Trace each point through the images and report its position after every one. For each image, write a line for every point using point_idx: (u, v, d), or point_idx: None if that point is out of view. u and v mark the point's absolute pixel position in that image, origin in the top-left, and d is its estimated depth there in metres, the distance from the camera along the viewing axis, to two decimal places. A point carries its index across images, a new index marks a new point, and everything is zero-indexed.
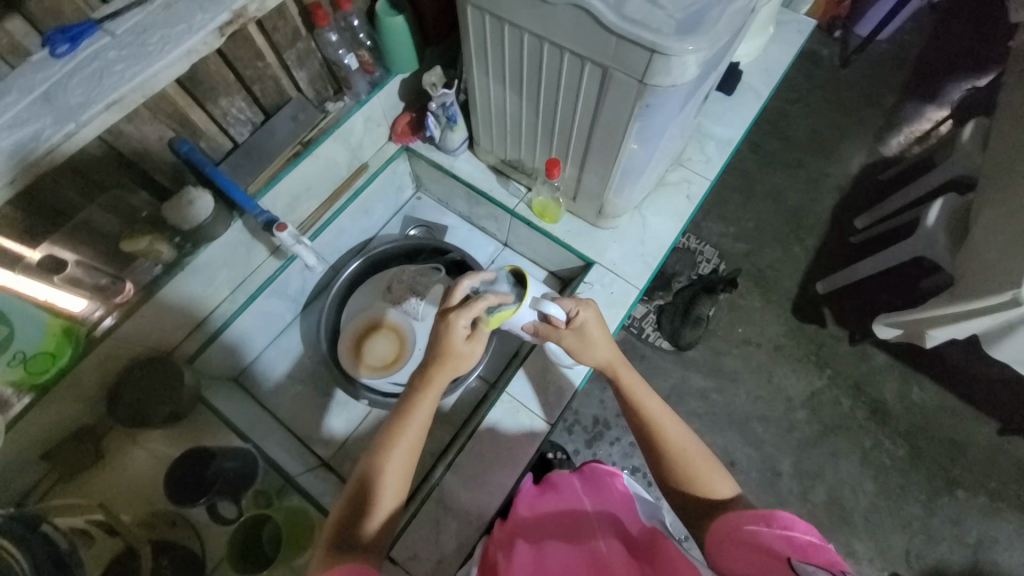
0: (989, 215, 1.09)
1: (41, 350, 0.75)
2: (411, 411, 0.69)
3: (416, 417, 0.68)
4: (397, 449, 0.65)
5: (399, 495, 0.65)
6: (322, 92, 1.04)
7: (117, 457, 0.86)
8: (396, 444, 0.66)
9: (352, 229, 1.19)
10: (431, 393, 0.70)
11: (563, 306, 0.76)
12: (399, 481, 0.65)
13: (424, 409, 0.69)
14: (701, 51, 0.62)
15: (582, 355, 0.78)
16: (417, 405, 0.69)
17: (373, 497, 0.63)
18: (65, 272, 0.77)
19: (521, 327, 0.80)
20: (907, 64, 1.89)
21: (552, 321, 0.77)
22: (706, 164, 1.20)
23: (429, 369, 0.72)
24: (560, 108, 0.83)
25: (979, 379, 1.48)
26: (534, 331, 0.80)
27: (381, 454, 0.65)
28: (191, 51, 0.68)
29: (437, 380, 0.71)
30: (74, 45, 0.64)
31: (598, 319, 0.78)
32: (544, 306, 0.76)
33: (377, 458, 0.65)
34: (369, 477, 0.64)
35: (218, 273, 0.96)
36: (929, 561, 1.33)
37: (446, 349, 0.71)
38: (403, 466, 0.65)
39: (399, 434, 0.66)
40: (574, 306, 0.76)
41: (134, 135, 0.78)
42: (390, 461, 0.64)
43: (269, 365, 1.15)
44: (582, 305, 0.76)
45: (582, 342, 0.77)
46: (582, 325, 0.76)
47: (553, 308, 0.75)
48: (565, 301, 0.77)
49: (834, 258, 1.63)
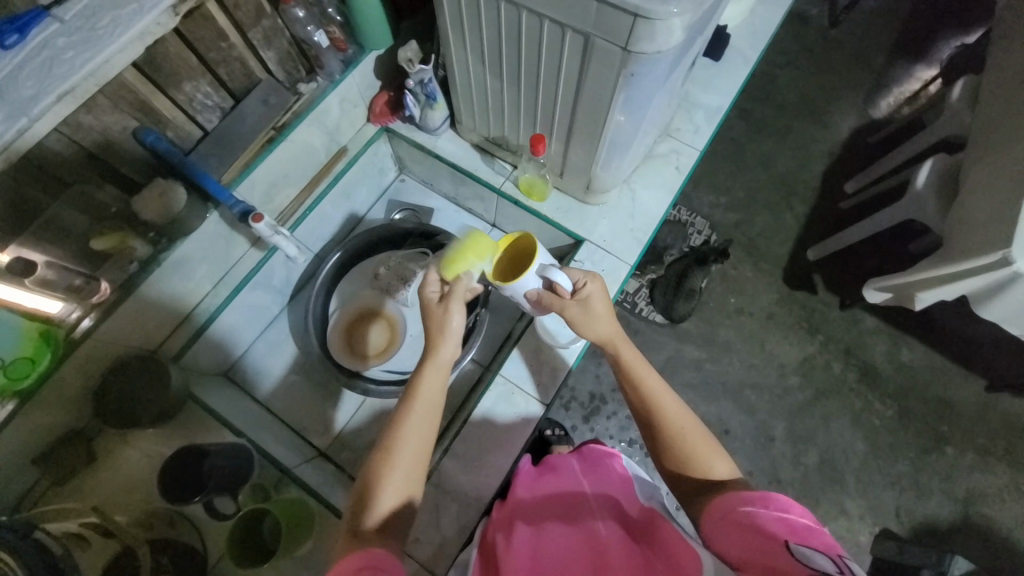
0: (979, 174, 1.08)
1: (20, 355, 0.73)
2: (417, 394, 0.66)
3: (422, 399, 0.66)
4: (407, 434, 0.63)
5: (412, 483, 0.63)
6: (293, 73, 0.99)
7: (107, 460, 0.85)
8: (407, 422, 0.64)
9: (334, 215, 1.16)
10: (436, 374, 0.69)
11: (570, 277, 0.75)
12: (414, 459, 0.63)
13: (432, 390, 0.67)
14: (687, 13, 0.58)
15: (583, 328, 0.76)
16: (424, 387, 0.67)
17: (383, 488, 0.60)
18: (37, 273, 0.73)
19: (523, 294, 0.76)
20: (897, 21, 1.85)
21: (556, 289, 0.74)
22: (694, 133, 1.18)
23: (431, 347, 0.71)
24: (541, 81, 0.80)
25: (967, 338, 1.50)
26: (536, 300, 0.76)
27: (391, 442, 0.63)
28: (144, 34, 0.64)
29: (440, 359, 0.70)
30: (24, 35, 0.59)
31: (604, 294, 0.76)
32: (550, 274, 0.73)
33: (387, 445, 0.63)
34: (379, 466, 0.62)
35: (197, 267, 0.93)
36: (918, 515, 1.38)
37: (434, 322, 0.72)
38: (415, 452, 0.63)
39: (407, 419, 0.64)
40: (582, 278, 0.76)
41: (95, 126, 0.75)
42: (404, 440, 0.63)
43: (258, 358, 1.13)
44: (591, 277, 0.76)
45: (587, 314, 0.75)
46: (586, 297, 0.75)
47: (559, 275, 0.72)
48: (574, 272, 0.76)
49: (824, 224, 1.63)
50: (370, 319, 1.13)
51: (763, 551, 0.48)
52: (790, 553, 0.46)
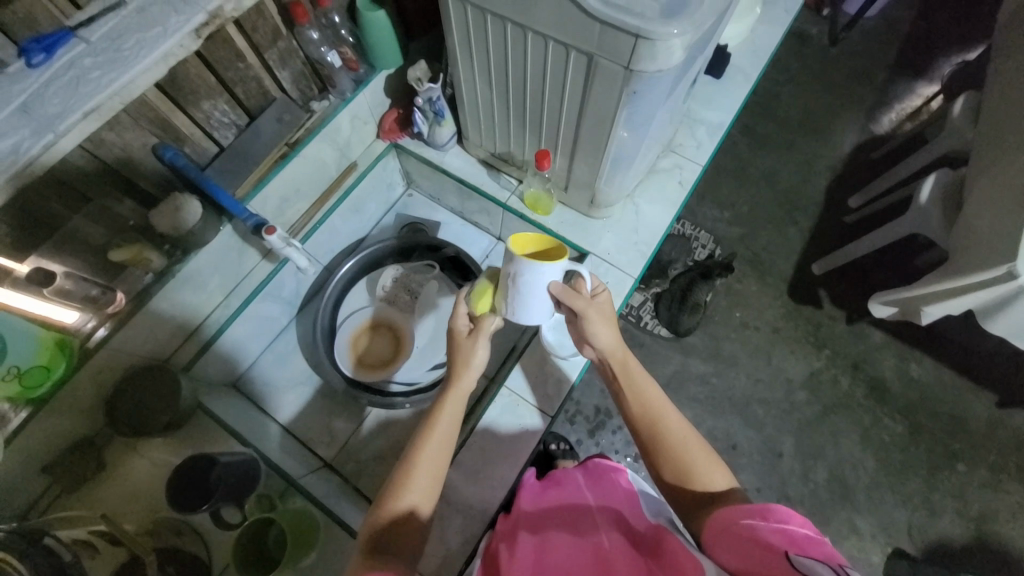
0: (982, 189, 1.09)
1: (36, 363, 0.74)
2: (441, 411, 0.69)
3: (445, 415, 0.68)
4: (428, 446, 0.64)
5: (432, 498, 0.63)
6: (307, 92, 1.03)
7: (118, 468, 0.86)
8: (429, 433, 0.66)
9: (344, 229, 1.18)
10: (460, 394, 0.71)
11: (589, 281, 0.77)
12: (433, 465, 0.63)
13: (454, 409, 0.69)
14: (686, 33, 0.61)
15: (592, 329, 0.73)
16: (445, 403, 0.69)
17: (403, 499, 0.61)
18: (55, 284, 0.76)
19: (547, 285, 0.70)
20: (897, 39, 1.88)
21: (578, 285, 0.75)
22: (697, 148, 1.19)
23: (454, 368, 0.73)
24: (546, 99, 0.83)
25: (976, 353, 1.49)
26: (557, 293, 0.71)
27: (413, 454, 0.64)
28: (167, 55, 0.66)
29: (463, 378, 0.72)
30: (51, 54, 0.63)
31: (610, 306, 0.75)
32: (578, 268, 0.75)
33: (409, 457, 0.64)
34: (400, 477, 0.62)
35: (210, 279, 0.95)
36: (931, 534, 1.35)
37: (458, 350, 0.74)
38: (435, 466, 0.64)
39: (428, 432, 0.66)
40: (596, 287, 0.77)
41: (117, 142, 0.78)
42: (423, 448, 0.64)
43: (265, 370, 1.14)
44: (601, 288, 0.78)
45: (601, 317, 0.73)
46: (601, 303, 0.74)
47: (587, 271, 0.76)
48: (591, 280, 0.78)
49: (829, 238, 1.64)
50: (377, 329, 1.15)
51: (765, 564, 0.47)
52: (790, 565, 0.45)
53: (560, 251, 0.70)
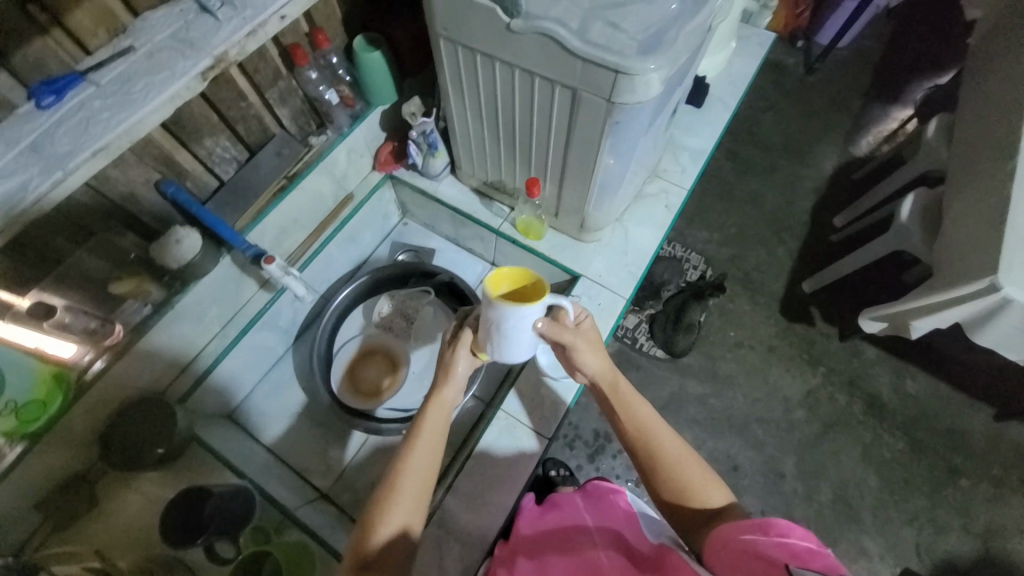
0: (960, 207, 1.13)
1: (33, 398, 0.75)
2: (423, 429, 0.66)
3: (425, 432, 0.66)
4: (411, 467, 0.63)
5: (416, 521, 0.61)
6: (305, 127, 1.07)
7: (107, 507, 0.83)
8: (411, 454, 0.63)
9: (341, 258, 1.21)
10: (441, 408, 0.68)
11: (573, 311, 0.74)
12: (418, 487, 0.62)
13: (436, 425, 0.67)
14: (662, 68, 0.65)
15: (583, 359, 0.73)
16: (427, 421, 0.66)
17: (386, 523, 0.59)
18: (55, 317, 0.78)
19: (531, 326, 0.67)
20: (869, 67, 1.98)
21: (561, 317, 0.72)
22: (681, 173, 1.24)
23: (438, 383, 0.70)
24: (534, 129, 0.86)
25: (970, 366, 1.51)
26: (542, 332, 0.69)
27: (394, 476, 0.62)
28: (174, 97, 0.68)
29: (445, 393, 0.69)
30: (60, 97, 0.66)
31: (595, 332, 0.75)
32: (561, 301, 0.70)
33: (391, 479, 0.62)
34: (382, 500, 0.61)
35: (207, 310, 0.96)
36: (940, 554, 1.33)
37: (448, 368, 0.71)
38: (418, 487, 0.62)
39: (410, 451, 0.64)
40: (580, 314, 0.75)
41: (121, 179, 0.81)
42: (407, 470, 0.62)
43: (260, 400, 1.14)
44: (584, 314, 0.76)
45: (590, 346, 0.73)
46: (586, 332, 0.74)
47: (570, 303, 0.71)
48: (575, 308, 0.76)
49: (817, 256, 1.67)
50: (371, 357, 1.15)
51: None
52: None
53: (539, 292, 0.65)
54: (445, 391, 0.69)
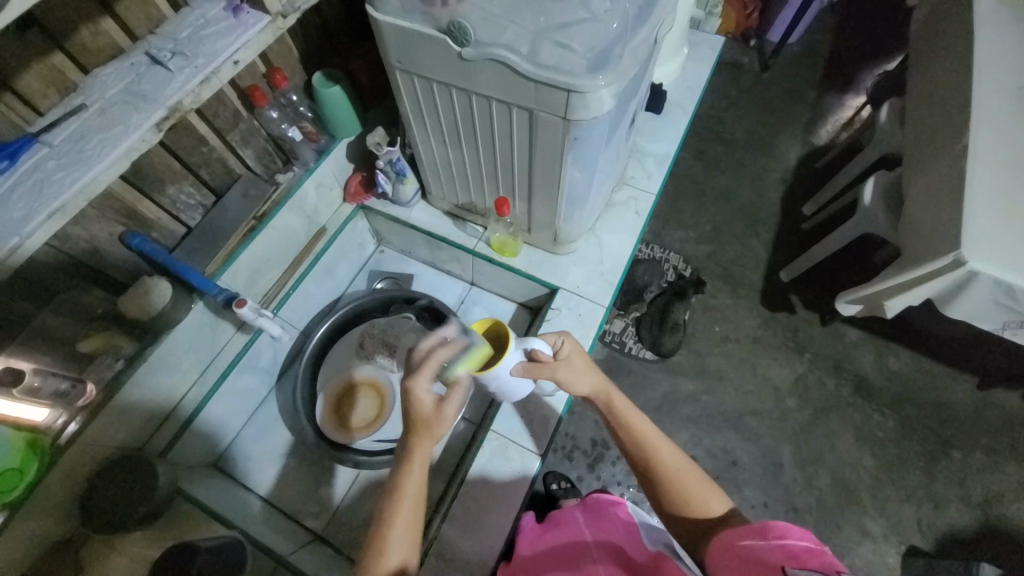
0: (919, 187, 1.17)
1: (8, 466, 0.72)
2: (399, 498, 0.62)
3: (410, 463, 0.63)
4: (392, 541, 0.59)
5: (411, 555, 0.60)
6: (271, 166, 1.07)
7: (95, 571, 0.78)
8: (391, 528, 0.60)
9: (318, 293, 1.20)
10: (416, 470, 0.63)
11: (547, 341, 0.76)
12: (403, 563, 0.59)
13: (414, 486, 0.62)
14: (612, 84, 0.67)
15: (574, 386, 0.75)
16: (403, 489, 0.62)
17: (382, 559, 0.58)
18: (25, 382, 0.75)
19: (511, 372, 0.72)
20: (820, 59, 2.06)
21: (537, 355, 0.74)
22: (648, 179, 1.27)
23: (409, 442, 0.64)
24: (497, 150, 0.88)
25: (949, 339, 1.54)
26: (523, 373, 0.73)
27: (376, 552, 0.59)
28: (129, 151, 0.67)
29: (419, 454, 0.64)
30: (13, 160, 0.65)
31: (579, 349, 0.77)
32: (529, 343, 0.74)
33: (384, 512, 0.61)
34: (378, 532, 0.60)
35: (184, 358, 0.95)
36: (941, 527, 1.35)
37: (420, 422, 0.64)
38: (406, 520, 0.61)
39: (387, 527, 0.60)
40: (556, 340, 0.76)
41: (83, 235, 0.80)
42: (387, 548, 0.59)
43: (246, 446, 1.11)
44: (563, 337, 0.77)
45: (576, 372, 0.75)
46: (569, 359, 0.75)
47: (540, 341, 0.74)
48: (547, 336, 0.77)
49: (791, 245, 1.71)
50: (354, 389, 1.14)
51: None
52: None
53: (505, 345, 0.70)
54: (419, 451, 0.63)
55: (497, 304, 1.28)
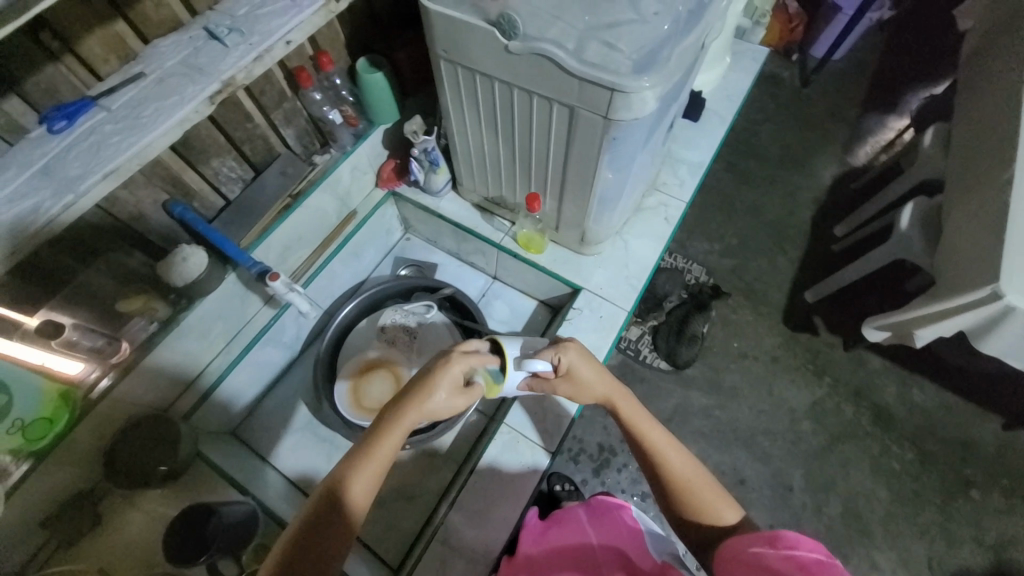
0: (960, 214, 1.14)
1: (40, 416, 0.76)
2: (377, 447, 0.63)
3: (407, 419, 0.65)
4: (351, 489, 0.59)
5: (369, 502, 0.61)
6: (309, 146, 1.10)
7: (113, 524, 0.83)
8: (357, 475, 0.60)
9: (343, 274, 1.22)
10: (399, 432, 0.65)
11: (546, 358, 0.75)
12: (354, 511, 0.58)
13: (391, 445, 0.64)
14: (657, 85, 0.67)
15: (579, 396, 0.78)
16: (381, 443, 0.63)
17: (346, 490, 0.59)
18: (63, 335, 0.79)
19: (517, 387, 0.82)
20: (864, 78, 2.01)
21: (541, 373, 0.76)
22: (680, 186, 1.25)
23: (404, 403, 0.67)
24: (533, 145, 0.88)
25: (977, 375, 1.49)
26: (528, 387, 0.81)
27: (333, 493, 0.59)
28: (183, 121, 0.69)
29: (408, 417, 0.66)
30: (71, 121, 0.68)
31: (583, 356, 0.76)
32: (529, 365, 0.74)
33: (364, 448, 0.63)
34: (351, 462, 0.61)
35: (213, 326, 0.98)
36: (953, 567, 1.30)
37: (426, 392, 0.68)
38: (380, 465, 0.62)
39: (353, 473, 0.60)
40: (554, 355, 0.75)
41: (130, 200, 0.83)
42: (347, 492, 0.59)
43: (264, 417, 1.14)
44: (563, 350, 0.75)
45: (576, 386, 0.77)
46: (570, 373, 0.75)
47: (539, 363, 0.74)
48: (546, 352, 0.75)
49: (819, 266, 1.68)
50: (373, 370, 1.13)
51: None
52: None
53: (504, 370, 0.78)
54: (410, 414, 0.66)
55: (517, 300, 1.29)
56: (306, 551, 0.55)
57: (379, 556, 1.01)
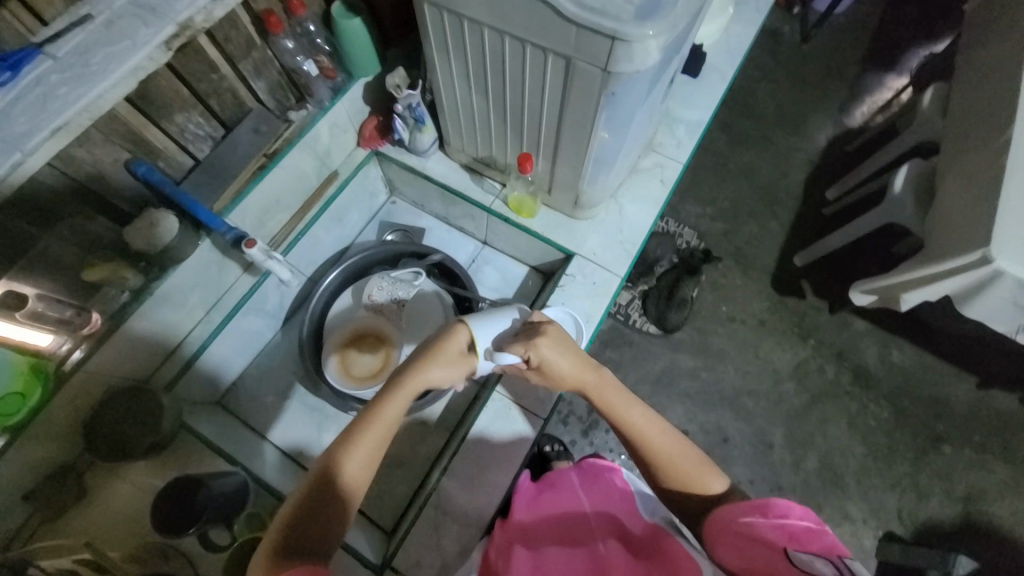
0: (955, 177, 1.12)
1: (11, 390, 0.71)
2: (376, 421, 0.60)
3: (408, 393, 0.62)
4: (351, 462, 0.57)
5: (368, 475, 0.59)
6: (283, 101, 1.02)
7: (99, 496, 0.83)
8: (356, 449, 0.58)
9: (327, 239, 1.18)
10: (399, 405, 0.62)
11: (514, 352, 0.67)
12: (353, 485, 0.57)
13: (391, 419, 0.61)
14: (661, 35, 0.62)
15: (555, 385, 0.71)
16: (381, 417, 0.60)
17: (344, 466, 0.57)
18: (28, 306, 0.73)
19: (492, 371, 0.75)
20: (866, 34, 1.93)
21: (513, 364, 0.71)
22: (677, 147, 1.21)
23: (404, 374, 0.63)
24: (525, 101, 0.82)
25: (956, 337, 1.53)
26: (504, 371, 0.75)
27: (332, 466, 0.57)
28: (136, 69, 0.64)
29: (407, 391, 0.62)
30: (16, 72, 0.60)
31: (557, 347, 0.67)
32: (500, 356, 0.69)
33: (364, 420, 0.61)
34: (349, 436, 0.59)
35: (189, 296, 0.93)
36: (920, 516, 1.38)
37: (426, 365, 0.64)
38: (380, 438, 0.60)
39: (351, 446, 0.58)
40: (525, 350, 0.67)
41: (87, 159, 0.76)
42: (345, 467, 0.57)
43: (250, 385, 1.12)
44: (532, 346, 0.66)
45: (550, 377, 0.70)
46: (543, 367, 0.68)
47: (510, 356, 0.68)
48: (513, 347, 0.67)
49: (810, 230, 1.67)
50: (360, 342, 1.10)
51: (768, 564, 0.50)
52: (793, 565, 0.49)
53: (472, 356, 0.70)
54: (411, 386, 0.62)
55: (508, 266, 1.25)
56: (306, 524, 0.54)
57: (373, 519, 1.02)
